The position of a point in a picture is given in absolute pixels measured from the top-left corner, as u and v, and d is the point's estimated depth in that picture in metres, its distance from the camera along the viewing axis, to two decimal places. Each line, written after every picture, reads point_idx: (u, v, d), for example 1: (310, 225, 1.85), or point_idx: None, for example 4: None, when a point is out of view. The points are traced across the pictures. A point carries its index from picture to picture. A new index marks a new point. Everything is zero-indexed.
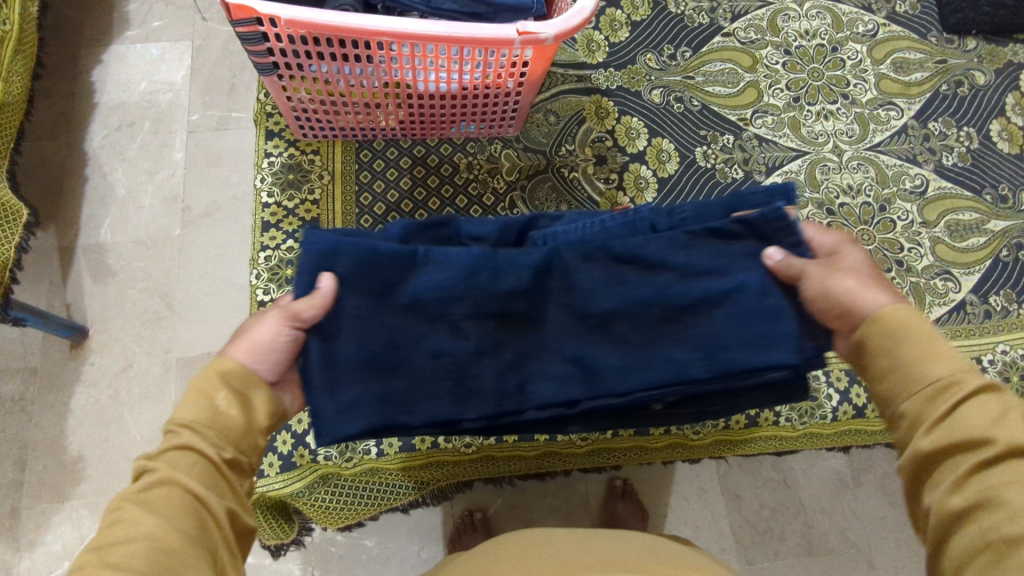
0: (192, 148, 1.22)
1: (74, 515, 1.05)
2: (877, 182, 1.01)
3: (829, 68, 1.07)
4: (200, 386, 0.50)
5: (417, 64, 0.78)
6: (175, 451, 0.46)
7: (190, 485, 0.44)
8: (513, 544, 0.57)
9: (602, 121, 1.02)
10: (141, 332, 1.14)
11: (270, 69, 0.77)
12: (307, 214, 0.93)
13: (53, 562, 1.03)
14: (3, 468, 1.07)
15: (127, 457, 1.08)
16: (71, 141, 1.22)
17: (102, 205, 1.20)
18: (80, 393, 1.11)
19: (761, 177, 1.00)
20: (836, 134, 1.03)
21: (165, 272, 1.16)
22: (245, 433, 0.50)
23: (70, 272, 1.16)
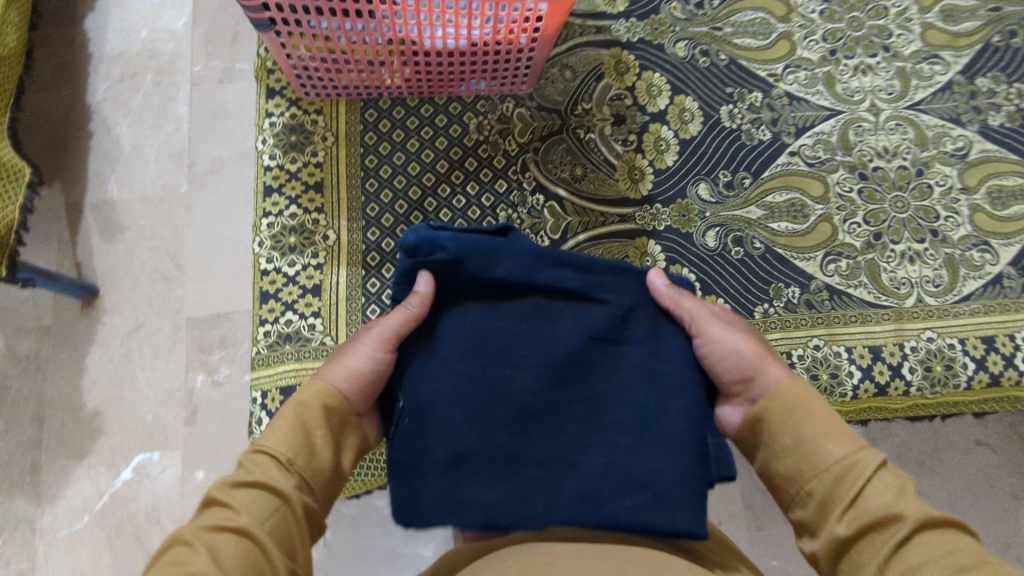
0: (196, 101, 1.19)
1: (93, 471, 1.07)
2: (915, 145, 0.94)
3: (871, 17, 0.99)
4: (294, 421, 0.60)
5: (422, 19, 0.72)
6: (257, 472, 0.55)
7: (245, 521, 0.51)
8: (498, 555, 0.57)
9: (622, 77, 0.95)
10: (151, 292, 1.13)
11: (267, 25, 0.72)
12: (310, 178, 0.89)
13: (74, 516, 1.06)
14: (24, 425, 1.10)
15: (140, 416, 1.09)
16: (74, 94, 1.20)
17: (107, 162, 1.18)
18: (93, 352, 1.12)
19: (790, 139, 0.93)
20: (873, 91, 0.96)
21: (173, 231, 1.15)
22: (325, 486, 0.60)
23: (78, 231, 1.15)
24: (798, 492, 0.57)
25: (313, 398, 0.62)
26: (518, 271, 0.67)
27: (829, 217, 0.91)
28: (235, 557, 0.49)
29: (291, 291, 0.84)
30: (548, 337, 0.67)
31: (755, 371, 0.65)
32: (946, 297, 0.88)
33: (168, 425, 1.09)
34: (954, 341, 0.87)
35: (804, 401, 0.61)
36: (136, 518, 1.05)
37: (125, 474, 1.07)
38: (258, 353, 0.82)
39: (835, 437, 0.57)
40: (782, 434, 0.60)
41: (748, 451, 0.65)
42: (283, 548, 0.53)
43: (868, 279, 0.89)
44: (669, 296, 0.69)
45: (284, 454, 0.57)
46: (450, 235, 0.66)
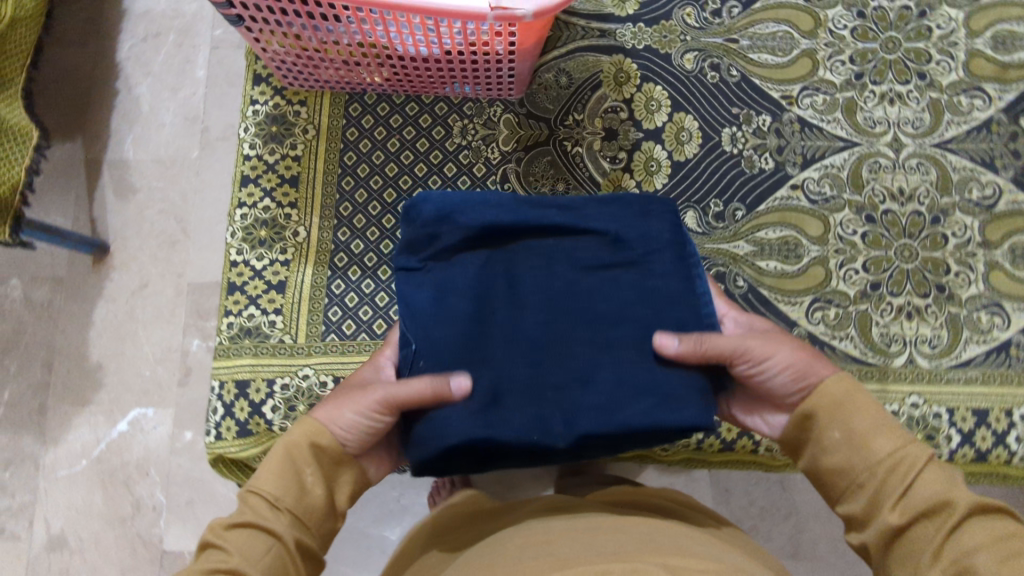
0: (213, 66, 1.20)
1: (92, 420, 1.13)
2: (935, 188, 0.85)
3: (911, 38, 0.89)
4: (285, 461, 0.58)
5: (390, 27, 0.69)
6: (250, 515, 0.55)
7: (237, 565, 0.51)
8: (503, 541, 0.59)
9: (620, 88, 0.89)
10: (157, 253, 1.16)
11: (235, 20, 0.70)
12: (287, 171, 0.88)
13: (72, 459, 1.12)
14: (34, 368, 1.15)
15: (138, 372, 1.14)
16: (100, 51, 1.22)
17: (127, 120, 1.20)
18: (100, 306, 1.16)
19: (793, 170, 0.86)
20: (899, 122, 0.87)
21: (182, 195, 1.17)
22: (319, 523, 0.58)
23: (95, 186, 1.18)
24: (850, 486, 0.57)
25: (310, 438, 0.59)
26: (534, 225, 0.67)
27: (824, 260, 0.84)
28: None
29: (256, 286, 0.85)
30: (556, 272, 0.66)
31: (775, 369, 0.63)
32: (942, 360, 0.82)
33: (163, 383, 1.13)
34: (942, 411, 0.80)
35: (851, 395, 0.60)
36: (128, 468, 1.11)
37: (121, 426, 1.12)
38: (219, 343, 0.83)
39: (875, 430, 0.57)
40: (831, 429, 0.59)
41: (793, 447, 0.64)
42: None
43: (856, 332, 0.83)
44: (696, 347, 0.61)
45: (273, 496, 0.56)
46: (439, 193, 0.68)
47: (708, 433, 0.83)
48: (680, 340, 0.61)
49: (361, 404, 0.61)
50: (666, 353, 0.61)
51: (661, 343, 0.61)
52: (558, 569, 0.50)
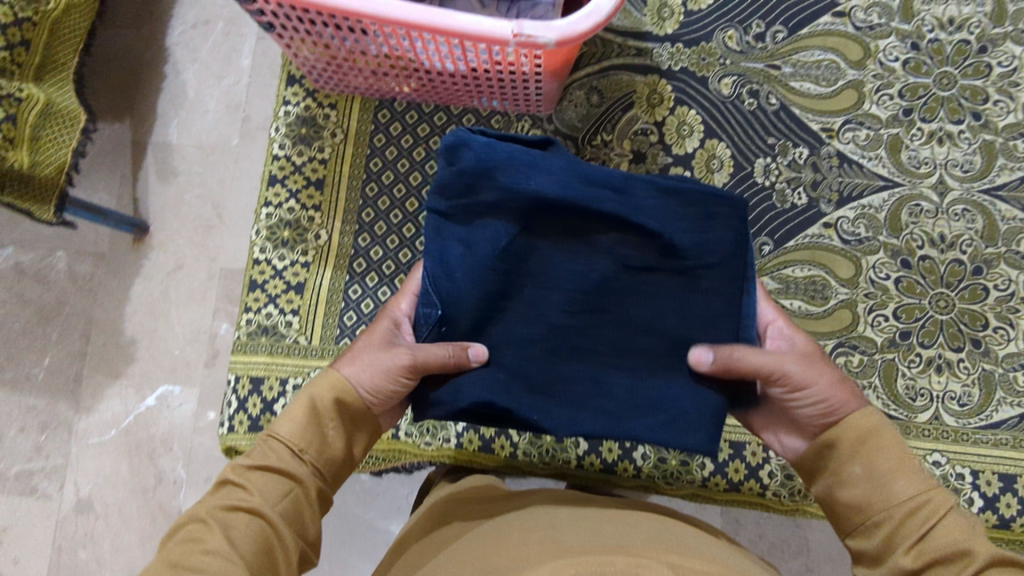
0: (258, 57, 1.23)
1: (122, 393, 1.17)
2: (980, 237, 0.81)
3: (968, 75, 0.84)
4: (306, 410, 0.58)
5: (417, 44, 0.68)
6: (271, 458, 0.55)
7: (257, 502, 0.52)
8: (507, 521, 0.64)
9: (653, 110, 0.87)
10: (192, 237, 1.20)
11: (266, 28, 0.71)
12: (313, 174, 0.89)
13: (102, 429, 1.17)
14: (72, 338, 1.20)
15: (168, 350, 1.18)
16: (152, 35, 1.25)
17: (173, 105, 1.24)
18: (136, 284, 1.20)
19: (827, 207, 0.83)
20: (946, 164, 0.83)
21: (220, 181, 1.21)
22: (333, 474, 0.59)
23: (139, 169, 1.22)
24: (865, 523, 0.55)
25: (332, 391, 0.60)
26: (588, 173, 0.60)
27: (852, 304, 0.81)
28: (247, 534, 0.50)
29: (276, 285, 0.86)
30: (581, 257, 0.61)
31: (808, 393, 0.60)
32: (969, 419, 0.77)
33: (191, 362, 1.17)
34: (965, 472, 0.76)
35: (876, 428, 0.58)
36: (153, 442, 1.15)
37: (150, 401, 1.17)
38: (237, 338, 0.85)
39: (901, 468, 0.55)
40: (853, 464, 0.57)
41: (807, 471, 0.62)
42: (293, 529, 0.54)
43: (880, 382, 0.79)
44: (732, 363, 0.57)
45: (295, 444, 0.57)
46: (485, 140, 0.61)
47: (714, 471, 0.79)
48: (714, 351, 0.58)
49: (384, 366, 0.61)
50: (700, 367, 0.58)
51: (696, 357, 0.58)
52: (558, 556, 0.54)
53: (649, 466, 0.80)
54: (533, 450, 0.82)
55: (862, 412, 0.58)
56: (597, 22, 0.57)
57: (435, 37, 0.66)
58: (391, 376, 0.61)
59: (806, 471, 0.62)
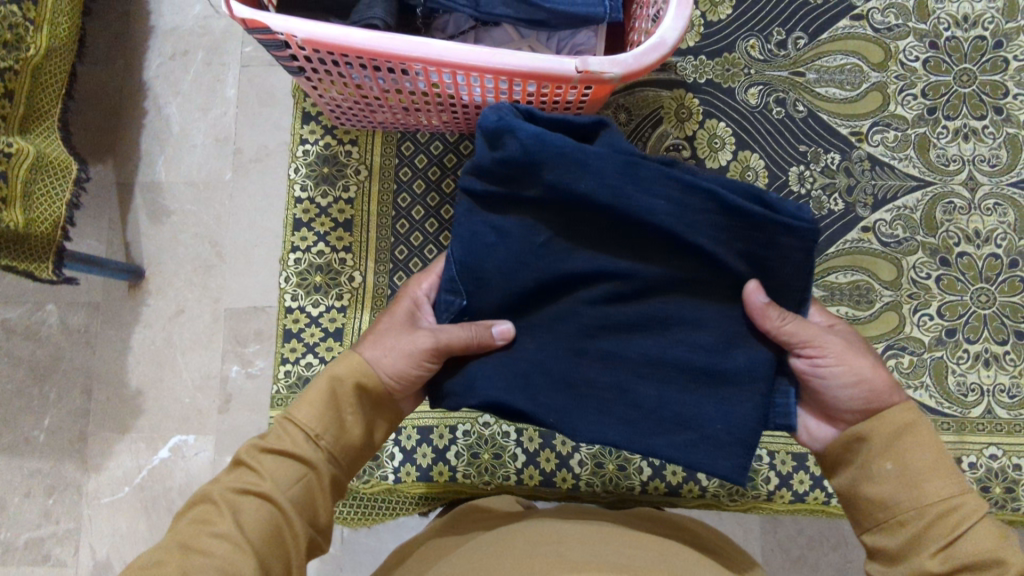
0: (245, 85, 1.07)
1: (133, 447, 1.02)
2: (1013, 231, 0.82)
3: (986, 70, 0.85)
4: (326, 391, 0.53)
5: (459, 81, 0.66)
6: (284, 441, 0.50)
7: (268, 490, 0.47)
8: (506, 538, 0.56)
9: (682, 125, 0.86)
10: (192, 279, 1.05)
11: (296, 71, 0.68)
12: (340, 215, 0.86)
13: (114, 487, 1.01)
14: (70, 395, 1.04)
15: (178, 398, 1.03)
16: (126, 68, 1.10)
17: (159, 141, 1.08)
18: (136, 332, 1.05)
19: (864, 211, 0.83)
20: (974, 160, 0.84)
21: (216, 217, 1.05)
22: (352, 459, 0.54)
23: (128, 211, 1.07)
24: (888, 521, 0.52)
25: (352, 372, 0.54)
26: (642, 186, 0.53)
27: (897, 305, 0.82)
28: (258, 526, 0.46)
29: (313, 333, 0.84)
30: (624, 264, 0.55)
31: (848, 375, 0.56)
32: (1020, 411, 0.79)
33: (203, 410, 1.02)
34: (1021, 463, 0.78)
35: (909, 424, 0.53)
36: (173, 494, 1.00)
37: (163, 452, 1.02)
38: (276, 393, 0.82)
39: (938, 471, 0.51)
40: (882, 459, 0.53)
41: (829, 462, 0.58)
42: (303, 517, 0.50)
43: (931, 381, 0.80)
44: (776, 317, 0.53)
45: (311, 428, 0.51)
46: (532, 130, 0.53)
47: (779, 485, 0.80)
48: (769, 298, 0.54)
49: (406, 350, 0.56)
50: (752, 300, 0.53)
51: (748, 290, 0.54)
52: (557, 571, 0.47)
53: (714, 486, 0.81)
54: (598, 480, 0.82)
55: (904, 405, 0.55)
56: (660, 55, 0.58)
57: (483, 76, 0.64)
58: (416, 362, 0.56)
59: (826, 462, 0.58)
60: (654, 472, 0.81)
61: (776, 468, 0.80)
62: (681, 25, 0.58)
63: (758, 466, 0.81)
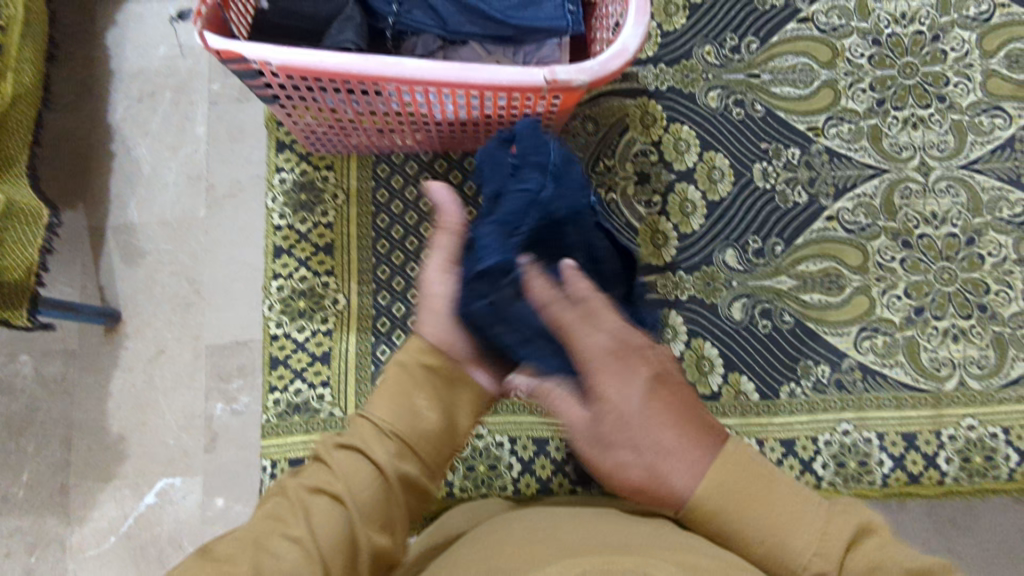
0: (214, 122, 1.03)
1: (117, 494, 0.94)
2: (967, 210, 0.86)
3: (926, 62, 0.90)
4: (401, 385, 0.54)
5: (430, 99, 0.68)
6: (357, 439, 0.51)
7: (340, 490, 0.47)
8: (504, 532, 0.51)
9: (648, 131, 0.89)
10: (172, 318, 0.99)
11: (270, 99, 0.69)
12: (320, 239, 0.86)
13: (98, 537, 0.93)
14: (51, 446, 0.96)
15: (162, 441, 0.95)
16: (93, 113, 1.04)
17: (129, 185, 1.03)
18: (116, 377, 0.97)
19: (827, 201, 0.87)
20: (924, 146, 0.88)
21: (192, 254, 1.00)
22: (433, 452, 0.53)
23: (101, 254, 1.00)
24: None
25: (414, 355, 0.56)
26: None
27: (866, 289, 0.85)
28: (331, 525, 0.45)
29: (300, 358, 0.84)
30: None
31: (656, 442, 0.51)
32: (991, 380, 0.82)
33: (189, 452, 0.95)
34: (997, 431, 0.81)
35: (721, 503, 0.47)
36: (160, 543, 0.92)
37: (148, 499, 0.93)
38: (267, 422, 0.82)
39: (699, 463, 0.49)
40: None
41: None
42: (380, 524, 0.49)
43: (906, 358, 0.83)
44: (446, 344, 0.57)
45: (384, 421, 0.52)
46: None
47: None
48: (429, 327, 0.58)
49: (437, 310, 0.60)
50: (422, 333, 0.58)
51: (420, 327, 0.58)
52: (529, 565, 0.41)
53: None
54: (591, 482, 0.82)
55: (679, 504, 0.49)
56: (622, 61, 0.61)
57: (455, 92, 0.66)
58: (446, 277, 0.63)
59: None
60: None
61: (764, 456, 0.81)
62: (642, 32, 0.61)
63: None
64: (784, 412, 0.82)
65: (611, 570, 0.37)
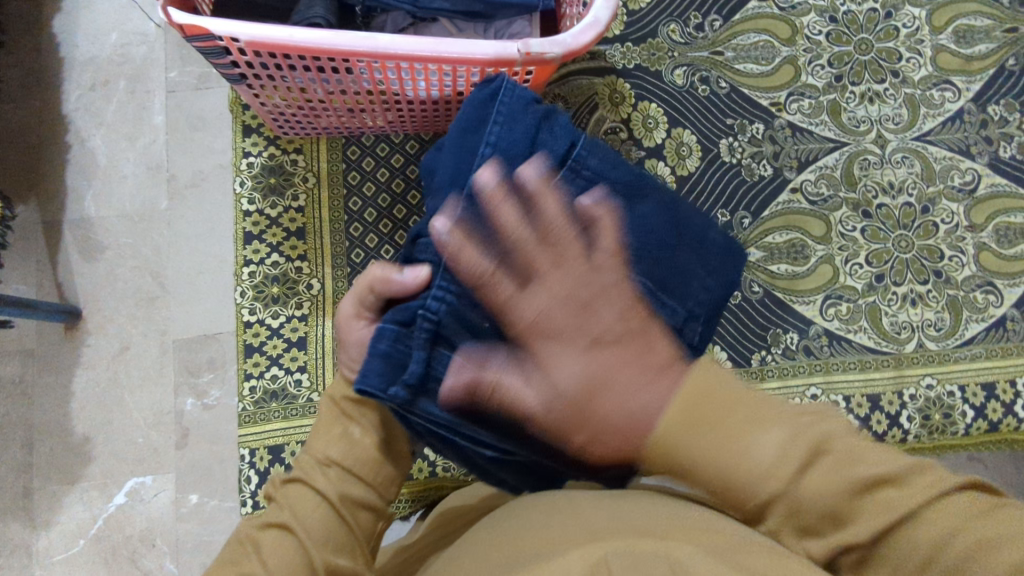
0: (172, 109, 0.99)
1: (85, 496, 0.91)
2: (921, 179, 0.90)
3: (880, 38, 0.94)
4: (329, 420, 0.58)
5: (403, 75, 0.68)
6: (302, 472, 0.54)
7: (284, 523, 0.51)
8: (524, 514, 0.51)
9: (617, 109, 0.90)
10: (135, 313, 0.95)
11: (237, 79, 0.67)
12: (292, 224, 0.85)
13: (68, 541, 0.90)
14: (10, 450, 0.92)
15: (130, 440, 0.92)
16: (42, 104, 1.00)
17: (83, 176, 0.99)
18: (78, 375, 0.94)
19: (790, 174, 0.90)
20: (880, 120, 0.92)
21: (154, 247, 0.96)
22: (374, 474, 0.56)
23: (56, 249, 0.96)
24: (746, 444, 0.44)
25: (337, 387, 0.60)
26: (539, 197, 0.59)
27: (830, 258, 0.88)
28: (277, 555, 0.49)
29: (275, 345, 0.83)
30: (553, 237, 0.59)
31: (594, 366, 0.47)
32: (947, 341, 0.87)
33: (160, 448, 0.92)
34: (953, 388, 0.85)
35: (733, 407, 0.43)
36: (133, 543, 0.90)
37: (119, 498, 0.91)
38: (243, 410, 0.81)
39: (771, 416, 0.43)
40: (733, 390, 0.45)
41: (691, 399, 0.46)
42: (335, 549, 0.51)
43: (868, 323, 0.87)
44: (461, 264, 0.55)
45: (322, 454, 0.55)
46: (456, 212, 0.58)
47: None
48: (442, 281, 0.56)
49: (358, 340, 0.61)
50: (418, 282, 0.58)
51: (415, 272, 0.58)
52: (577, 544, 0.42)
53: None
54: None
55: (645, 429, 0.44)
56: (594, 32, 0.61)
57: (427, 67, 0.66)
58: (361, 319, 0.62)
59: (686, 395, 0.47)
60: None
61: None
62: (611, 5, 0.62)
63: None
64: (755, 378, 0.85)
65: (640, 553, 0.39)
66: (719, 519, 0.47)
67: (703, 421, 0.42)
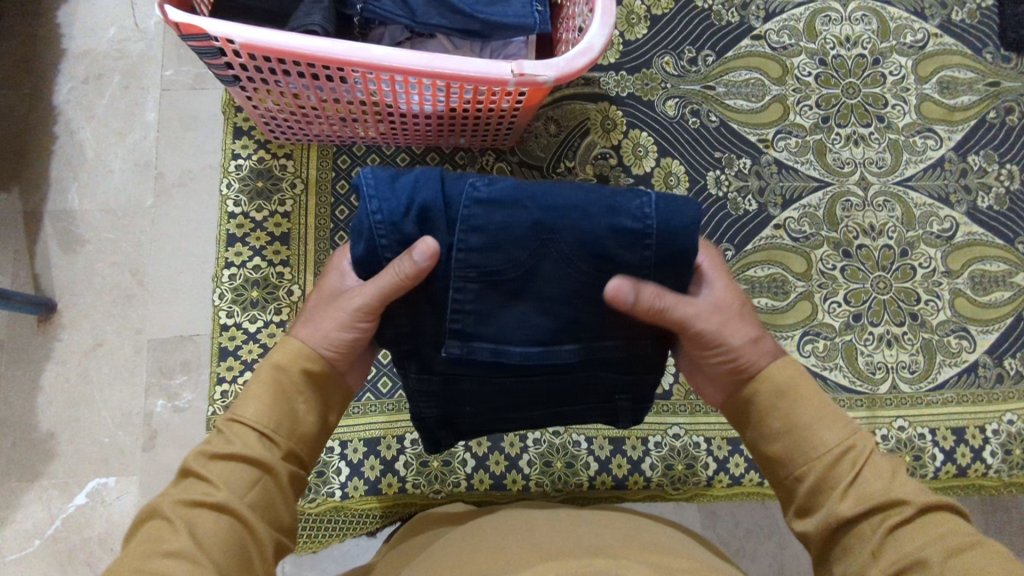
0: (165, 107, 0.99)
1: (44, 495, 0.88)
2: (901, 224, 0.92)
3: (867, 83, 0.96)
4: (268, 388, 0.53)
5: (397, 88, 0.68)
6: (236, 443, 0.49)
7: (222, 498, 0.46)
8: (482, 530, 0.52)
9: (608, 135, 0.91)
10: (111, 310, 0.94)
11: (231, 81, 0.68)
12: (276, 228, 0.85)
13: (21, 541, 0.87)
14: None
15: (96, 439, 0.90)
16: (34, 94, 0.99)
17: (70, 168, 0.97)
18: (47, 370, 0.92)
19: (775, 210, 0.91)
20: (865, 163, 0.94)
21: (136, 244, 0.95)
22: (310, 447, 0.55)
23: (36, 240, 0.95)
24: (790, 475, 0.53)
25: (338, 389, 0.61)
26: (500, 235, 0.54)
27: (809, 295, 0.89)
28: (216, 535, 0.44)
29: (251, 349, 0.82)
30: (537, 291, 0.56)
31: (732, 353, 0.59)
32: (921, 384, 0.88)
33: (126, 450, 0.90)
34: (925, 431, 0.86)
35: (795, 383, 0.55)
36: (90, 546, 0.87)
37: (78, 499, 0.88)
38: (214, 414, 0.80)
39: (832, 419, 0.53)
40: (772, 417, 0.55)
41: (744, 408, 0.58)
42: (268, 520, 0.49)
43: (844, 362, 0.88)
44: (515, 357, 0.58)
45: (263, 425, 0.51)
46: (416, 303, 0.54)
47: (718, 470, 0.85)
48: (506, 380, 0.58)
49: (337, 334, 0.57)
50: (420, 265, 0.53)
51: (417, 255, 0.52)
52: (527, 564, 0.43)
53: (658, 475, 0.84)
54: (545, 479, 0.83)
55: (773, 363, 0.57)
56: (588, 58, 0.62)
57: (422, 81, 0.66)
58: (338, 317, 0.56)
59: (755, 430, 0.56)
60: (602, 466, 0.84)
61: (713, 453, 0.85)
62: (606, 32, 0.63)
63: (698, 453, 0.85)
64: None
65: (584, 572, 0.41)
66: (669, 544, 0.48)
67: (780, 406, 0.55)
